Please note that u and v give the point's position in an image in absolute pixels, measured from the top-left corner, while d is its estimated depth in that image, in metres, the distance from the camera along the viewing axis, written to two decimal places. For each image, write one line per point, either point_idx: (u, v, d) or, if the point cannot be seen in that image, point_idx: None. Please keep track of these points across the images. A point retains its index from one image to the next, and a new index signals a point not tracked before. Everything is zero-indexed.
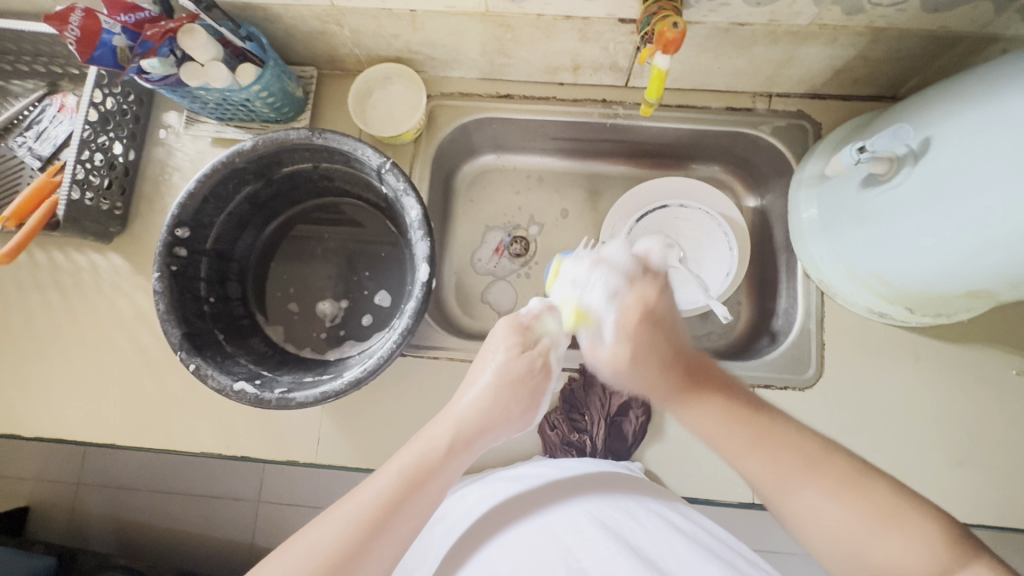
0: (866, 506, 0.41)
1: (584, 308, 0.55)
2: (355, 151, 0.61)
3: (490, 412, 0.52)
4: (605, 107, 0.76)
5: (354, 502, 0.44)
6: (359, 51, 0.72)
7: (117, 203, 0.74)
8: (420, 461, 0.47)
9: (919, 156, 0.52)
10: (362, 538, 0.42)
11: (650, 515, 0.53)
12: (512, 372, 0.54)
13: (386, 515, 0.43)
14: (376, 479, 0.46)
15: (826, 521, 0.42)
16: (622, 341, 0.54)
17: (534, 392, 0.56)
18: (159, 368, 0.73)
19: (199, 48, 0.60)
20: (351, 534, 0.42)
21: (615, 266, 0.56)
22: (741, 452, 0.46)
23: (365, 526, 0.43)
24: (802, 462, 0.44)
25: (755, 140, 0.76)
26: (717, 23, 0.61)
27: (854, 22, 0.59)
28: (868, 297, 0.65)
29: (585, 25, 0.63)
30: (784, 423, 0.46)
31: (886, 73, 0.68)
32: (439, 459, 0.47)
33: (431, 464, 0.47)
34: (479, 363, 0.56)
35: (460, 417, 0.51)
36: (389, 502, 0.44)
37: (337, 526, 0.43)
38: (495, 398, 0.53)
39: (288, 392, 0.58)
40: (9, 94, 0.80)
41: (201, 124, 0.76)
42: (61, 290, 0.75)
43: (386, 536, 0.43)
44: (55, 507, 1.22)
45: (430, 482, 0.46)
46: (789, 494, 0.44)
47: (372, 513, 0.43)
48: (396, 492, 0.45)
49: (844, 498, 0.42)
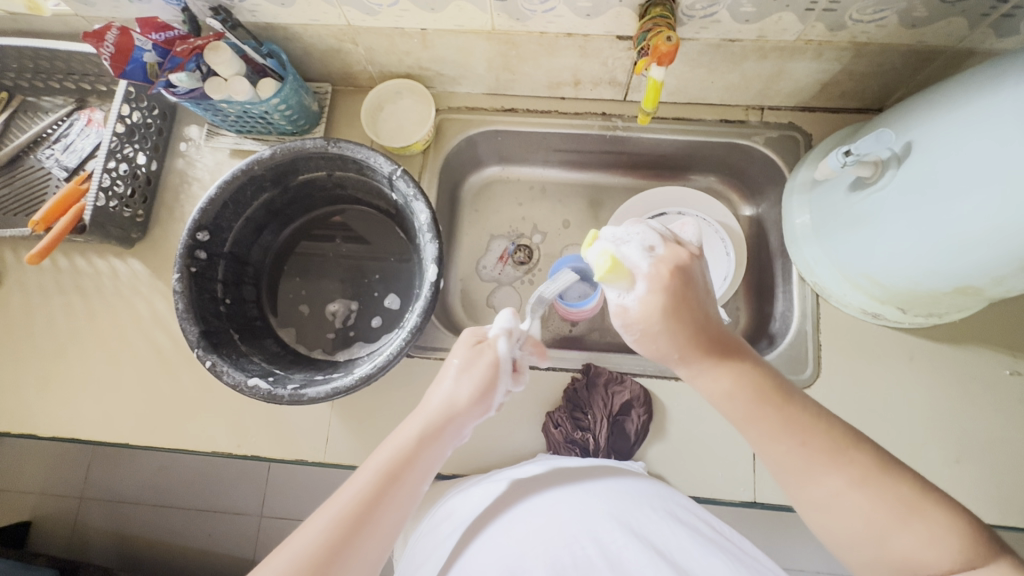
0: (885, 495, 0.42)
1: (619, 258, 0.51)
2: (368, 159, 0.65)
3: (460, 406, 0.53)
4: (605, 119, 0.80)
5: (335, 502, 0.44)
6: (372, 68, 0.77)
7: (139, 211, 0.77)
8: (395, 457, 0.48)
9: (902, 159, 0.55)
10: (342, 534, 0.42)
11: (655, 504, 0.54)
12: (478, 366, 0.55)
13: (367, 510, 0.44)
14: (352, 480, 0.46)
15: (836, 524, 0.43)
16: (655, 291, 0.49)
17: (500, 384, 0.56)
18: (174, 368, 0.75)
19: (223, 64, 0.63)
20: (333, 535, 0.42)
21: (652, 228, 0.53)
22: (760, 435, 0.47)
23: (346, 523, 0.43)
24: (827, 449, 0.45)
25: (748, 150, 0.79)
26: (708, 40, 0.65)
27: (838, 38, 0.63)
28: (861, 298, 0.67)
29: (585, 42, 0.67)
30: (812, 413, 0.46)
31: (872, 86, 0.72)
32: (411, 454, 0.48)
33: (407, 458, 0.48)
34: (445, 363, 0.56)
35: (426, 412, 0.52)
36: (367, 497, 0.45)
37: (321, 526, 0.43)
38: (463, 392, 0.53)
39: (301, 388, 0.60)
40: (39, 109, 0.84)
41: (220, 136, 0.80)
42: (82, 293, 0.78)
43: (367, 531, 0.44)
44: (58, 519, 1.22)
45: (406, 476, 0.47)
46: (816, 482, 0.44)
47: (352, 510, 0.44)
48: (372, 488, 0.45)
49: (870, 487, 0.43)
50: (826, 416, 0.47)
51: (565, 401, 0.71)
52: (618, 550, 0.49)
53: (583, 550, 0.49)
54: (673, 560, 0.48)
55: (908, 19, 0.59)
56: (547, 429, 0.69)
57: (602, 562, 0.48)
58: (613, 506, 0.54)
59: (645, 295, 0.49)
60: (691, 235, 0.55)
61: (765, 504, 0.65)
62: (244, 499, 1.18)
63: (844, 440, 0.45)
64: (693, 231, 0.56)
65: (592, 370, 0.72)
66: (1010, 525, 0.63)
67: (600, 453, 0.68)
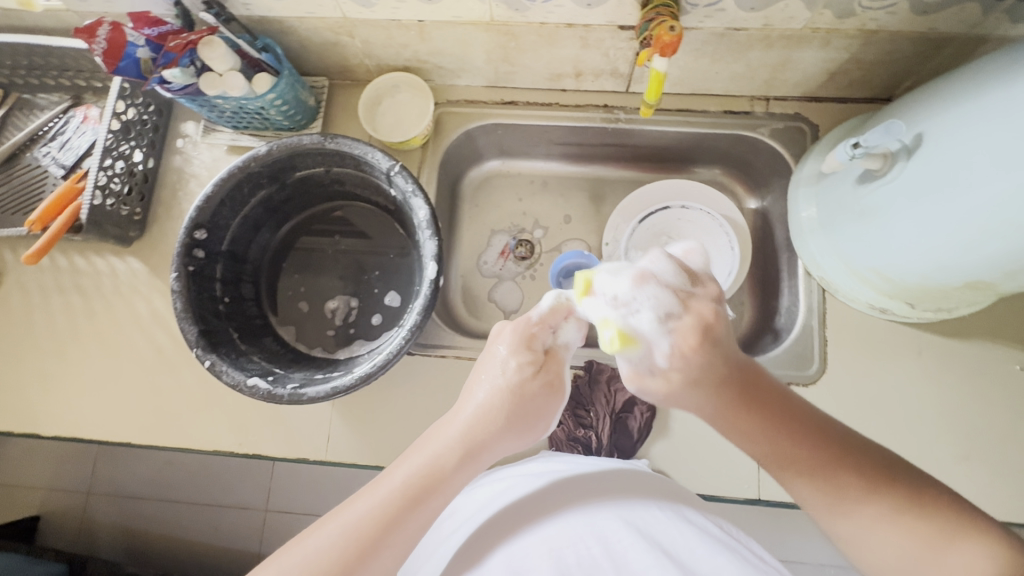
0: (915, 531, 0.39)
1: (627, 331, 0.47)
2: (366, 154, 0.64)
3: (495, 426, 0.50)
4: (607, 112, 0.78)
5: (353, 510, 0.44)
6: (369, 62, 0.75)
7: (136, 209, 0.76)
8: (422, 474, 0.46)
9: (912, 151, 0.53)
10: (357, 549, 0.42)
11: (666, 511, 0.54)
12: (519, 388, 0.52)
13: (385, 529, 0.43)
14: (372, 491, 0.45)
15: (883, 542, 0.40)
16: (676, 368, 0.47)
17: (542, 410, 0.53)
18: (175, 367, 0.75)
19: (218, 59, 0.62)
20: (347, 549, 0.42)
21: (666, 282, 0.47)
22: (786, 472, 0.44)
23: (360, 540, 0.42)
24: (841, 479, 0.42)
25: (753, 142, 0.77)
26: (713, 29, 0.63)
27: (847, 26, 0.61)
28: (868, 292, 0.66)
29: (587, 32, 0.65)
30: (841, 439, 0.44)
31: (881, 75, 0.70)
32: (444, 470, 0.47)
33: (436, 476, 0.46)
34: (484, 373, 0.54)
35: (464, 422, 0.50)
36: (390, 512, 0.43)
37: (336, 534, 0.42)
38: (499, 413, 0.51)
39: (300, 388, 0.60)
40: (34, 106, 0.83)
41: (217, 132, 0.79)
42: (82, 292, 0.77)
43: (383, 549, 0.42)
44: (66, 515, 1.23)
45: (430, 496, 0.45)
46: (846, 515, 0.41)
47: (372, 525, 0.43)
48: (393, 507, 0.44)
49: (904, 523, 0.40)
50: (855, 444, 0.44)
51: (568, 398, 0.70)
52: (622, 548, 0.48)
53: (588, 549, 0.48)
54: (679, 560, 0.46)
55: (920, 5, 0.57)
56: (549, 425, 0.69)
57: (606, 562, 0.47)
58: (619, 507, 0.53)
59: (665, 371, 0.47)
60: (699, 265, 0.52)
61: (768, 501, 0.65)
62: (249, 494, 1.19)
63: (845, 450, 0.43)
64: (699, 259, 0.52)
65: (594, 367, 0.70)
66: (1021, 522, 0.62)
67: (604, 451, 0.67)
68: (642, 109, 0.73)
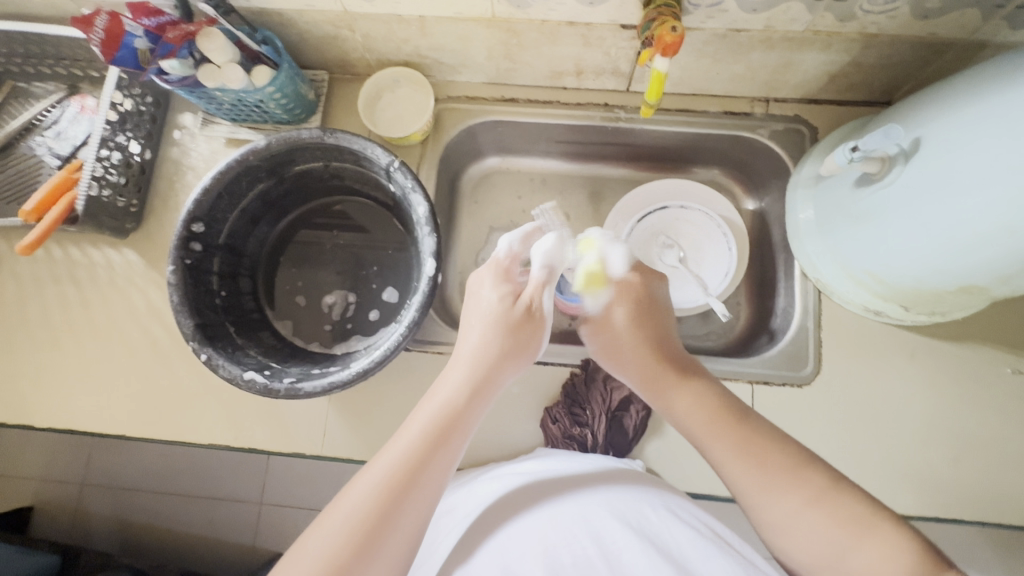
0: (831, 514, 0.46)
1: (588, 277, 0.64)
2: (365, 150, 0.64)
3: (493, 359, 0.55)
4: (607, 110, 0.78)
5: (377, 466, 0.47)
6: (370, 56, 0.75)
7: (133, 200, 0.76)
8: (436, 419, 0.50)
9: (910, 155, 0.53)
10: (364, 534, 0.43)
11: (655, 504, 0.54)
12: (505, 320, 0.57)
13: (414, 472, 0.46)
14: (366, 479, 0.46)
15: (810, 527, 0.47)
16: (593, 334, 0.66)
17: (529, 338, 0.58)
18: (171, 360, 0.74)
19: (217, 51, 0.62)
20: (382, 499, 0.44)
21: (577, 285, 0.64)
22: (722, 456, 0.52)
23: (392, 486, 0.45)
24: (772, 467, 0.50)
25: (753, 143, 0.78)
26: (715, 29, 0.63)
27: (848, 29, 0.61)
28: (863, 295, 0.66)
29: (588, 30, 0.65)
30: (765, 430, 0.52)
31: (880, 79, 0.70)
32: (431, 448, 0.48)
33: (448, 416, 0.51)
34: (469, 323, 0.58)
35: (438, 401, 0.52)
36: (389, 496, 0.45)
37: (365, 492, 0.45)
38: (493, 347, 0.55)
39: (297, 382, 0.60)
40: (30, 96, 0.82)
41: (215, 125, 0.79)
42: (78, 284, 0.77)
43: (417, 489, 0.46)
44: (59, 505, 1.23)
45: (448, 435, 0.50)
46: (777, 500, 0.48)
47: (374, 509, 0.44)
48: (419, 449, 0.47)
49: (821, 507, 0.47)
50: (778, 437, 0.52)
51: (564, 396, 0.69)
52: (616, 550, 0.49)
53: (582, 549, 0.49)
54: (675, 563, 0.47)
55: (920, 10, 0.57)
56: (545, 424, 0.68)
57: (601, 562, 0.48)
58: (614, 503, 0.53)
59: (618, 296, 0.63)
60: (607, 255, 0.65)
61: None
62: (244, 487, 1.19)
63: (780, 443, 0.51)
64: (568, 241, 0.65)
65: (591, 365, 0.70)
66: (1008, 524, 0.63)
67: (598, 448, 0.67)
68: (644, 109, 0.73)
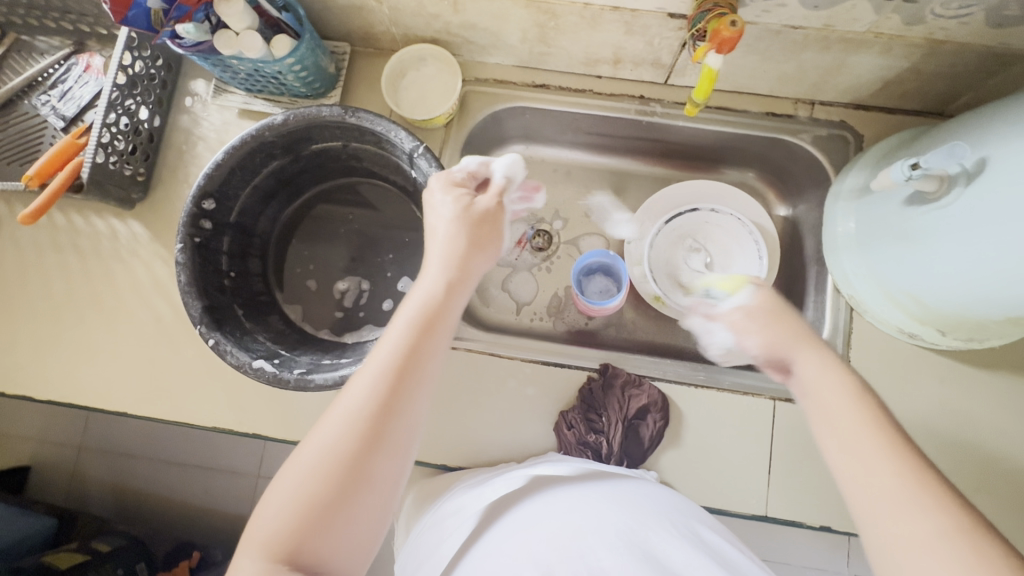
0: (962, 541, 0.34)
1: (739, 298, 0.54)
2: (388, 132, 0.60)
3: (463, 249, 0.48)
4: (642, 103, 0.74)
5: (350, 391, 0.41)
6: (396, 30, 0.70)
7: (140, 168, 0.72)
8: (414, 322, 0.43)
9: (973, 176, 0.50)
10: (371, 426, 0.39)
11: (663, 513, 0.54)
12: (471, 212, 0.50)
13: (399, 380, 0.41)
14: (361, 375, 0.41)
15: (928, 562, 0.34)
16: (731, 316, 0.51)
17: (498, 226, 0.51)
18: (175, 338, 0.72)
19: (235, 16, 0.58)
20: (364, 418, 0.39)
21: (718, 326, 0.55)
22: (839, 452, 0.39)
23: (376, 400, 0.40)
24: (902, 462, 0.37)
25: (793, 148, 0.74)
26: (769, 25, 0.59)
27: (913, 33, 0.57)
28: (899, 316, 0.63)
29: (633, 17, 0.61)
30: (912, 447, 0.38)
31: (938, 88, 0.66)
32: (422, 336, 0.43)
33: (431, 314, 0.44)
34: (431, 225, 0.51)
35: (422, 284, 0.46)
36: (393, 386, 0.40)
37: (341, 418, 0.39)
38: (460, 239, 0.48)
39: (307, 373, 0.57)
40: (35, 50, 0.78)
41: (229, 94, 0.75)
42: (80, 252, 0.74)
43: (407, 396, 0.41)
44: (55, 468, 1.22)
45: (432, 333, 0.43)
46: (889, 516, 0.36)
47: (370, 412, 0.40)
48: (398, 359, 0.41)
49: (956, 548, 0.33)
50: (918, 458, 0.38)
51: (580, 401, 0.67)
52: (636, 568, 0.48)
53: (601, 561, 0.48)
54: None
55: (996, 18, 0.53)
56: (559, 429, 0.66)
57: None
58: (635, 520, 0.53)
59: (759, 316, 0.47)
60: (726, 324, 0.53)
61: (775, 519, 0.64)
62: (242, 460, 1.18)
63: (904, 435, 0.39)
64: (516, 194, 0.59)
65: (610, 371, 0.68)
66: None
67: (613, 458, 0.65)
68: (687, 108, 0.69)
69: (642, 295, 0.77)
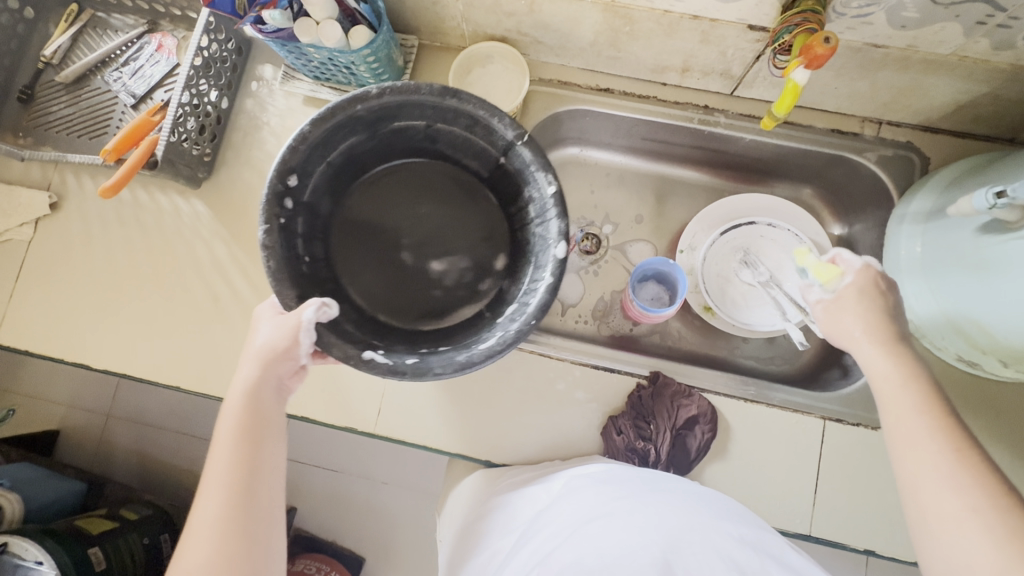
0: (998, 521, 0.37)
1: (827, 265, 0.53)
2: (491, 117, 0.57)
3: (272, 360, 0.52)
4: (706, 113, 0.74)
5: (208, 495, 0.47)
6: (466, 26, 0.71)
7: (207, 149, 0.73)
8: (239, 423, 0.50)
9: None
10: (231, 529, 0.45)
11: (718, 522, 0.53)
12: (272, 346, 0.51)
13: (242, 481, 0.47)
14: (207, 485, 0.47)
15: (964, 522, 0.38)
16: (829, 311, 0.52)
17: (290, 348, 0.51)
18: (230, 317, 0.73)
19: (319, 6, 0.58)
20: (228, 524, 0.45)
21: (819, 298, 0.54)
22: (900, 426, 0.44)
23: (232, 508, 0.46)
24: (948, 446, 0.41)
25: (856, 167, 0.73)
26: (851, 42, 0.58)
27: (999, 58, 0.56)
28: (958, 344, 0.61)
29: (711, 27, 0.61)
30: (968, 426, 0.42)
31: (1013, 114, 0.65)
32: (254, 454, 0.49)
33: (254, 414, 0.50)
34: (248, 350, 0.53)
35: (250, 400, 0.51)
36: (234, 492, 0.47)
37: (212, 527, 0.45)
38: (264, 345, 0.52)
39: (422, 360, 0.53)
40: (109, 27, 0.79)
41: (296, 80, 0.76)
42: (143, 227, 0.75)
43: (254, 495, 0.47)
44: (87, 434, 1.24)
45: (256, 437, 0.50)
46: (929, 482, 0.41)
47: (232, 505, 0.46)
48: (231, 469, 0.47)
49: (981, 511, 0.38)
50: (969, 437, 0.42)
51: (630, 408, 0.68)
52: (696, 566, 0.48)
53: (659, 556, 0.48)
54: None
55: None
56: (608, 433, 0.66)
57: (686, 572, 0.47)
58: (693, 522, 0.52)
59: (845, 303, 0.50)
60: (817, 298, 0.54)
61: (818, 538, 0.64)
62: None
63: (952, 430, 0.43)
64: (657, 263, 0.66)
65: (660, 379, 0.68)
66: None
67: (659, 465, 0.66)
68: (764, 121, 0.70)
69: (692, 305, 0.78)
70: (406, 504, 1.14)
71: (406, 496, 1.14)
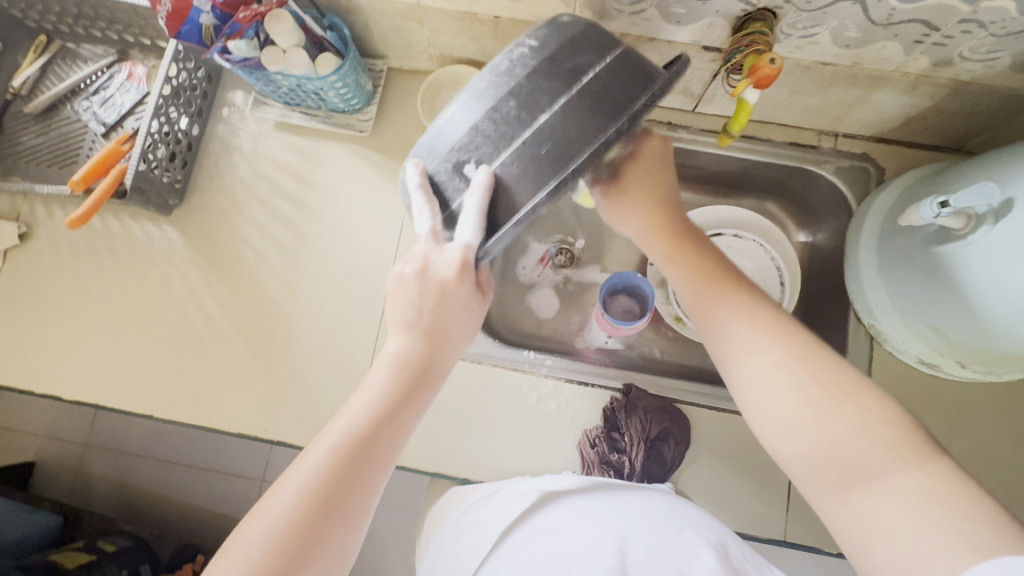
0: (929, 507, 0.35)
1: None
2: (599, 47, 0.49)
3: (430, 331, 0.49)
4: (669, 129, 0.76)
5: (311, 453, 0.42)
6: (433, 50, 0.72)
7: (178, 176, 0.74)
8: (381, 391, 0.46)
9: (999, 214, 0.51)
10: (318, 503, 0.40)
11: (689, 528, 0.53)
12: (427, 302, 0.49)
13: (353, 450, 0.42)
14: (315, 447, 0.42)
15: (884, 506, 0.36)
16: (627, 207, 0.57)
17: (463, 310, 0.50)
18: (204, 343, 0.73)
19: (284, 34, 0.59)
20: (311, 495, 0.40)
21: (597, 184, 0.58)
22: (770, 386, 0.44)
23: (326, 480, 0.40)
24: (861, 424, 0.39)
25: (815, 177, 0.76)
26: (801, 60, 0.61)
27: (940, 74, 0.59)
28: (920, 347, 0.64)
29: (668, 48, 0.63)
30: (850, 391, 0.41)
31: (958, 125, 0.68)
32: (377, 429, 0.44)
33: (397, 388, 0.46)
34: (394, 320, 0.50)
35: (399, 371, 0.47)
36: (338, 463, 0.41)
37: (296, 494, 0.40)
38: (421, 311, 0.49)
39: None
40: (78, 57, 0.80)
41: (267, 106, 0.78)
42: (114, 254, 0.75)
43: (358, 474, 0.42)
44: (63, 465, 1.22)
45: (389, 413, 0.45)
46: (853, 473, 0.38)
47: (330, 476, 0.41)
48: (347, 440, 0.42)
49: (915, 500, 0.35)
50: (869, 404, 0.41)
51: (604, 420, 0.68)
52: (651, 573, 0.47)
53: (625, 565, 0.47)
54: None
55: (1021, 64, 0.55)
56: (582, 447, 0.67)
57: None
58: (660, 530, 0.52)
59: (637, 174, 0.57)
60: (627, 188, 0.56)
61: (793, 543, 0.65)
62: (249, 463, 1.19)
63: (889, 418, 0.39)
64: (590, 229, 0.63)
65: (633, 393, 0.69)
66: None
67: (634, 477, 0.66)
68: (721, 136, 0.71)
69: (664, 316, 0.80)
70: (391, 524, 1.13)
71: (390, 516, 1.13)
